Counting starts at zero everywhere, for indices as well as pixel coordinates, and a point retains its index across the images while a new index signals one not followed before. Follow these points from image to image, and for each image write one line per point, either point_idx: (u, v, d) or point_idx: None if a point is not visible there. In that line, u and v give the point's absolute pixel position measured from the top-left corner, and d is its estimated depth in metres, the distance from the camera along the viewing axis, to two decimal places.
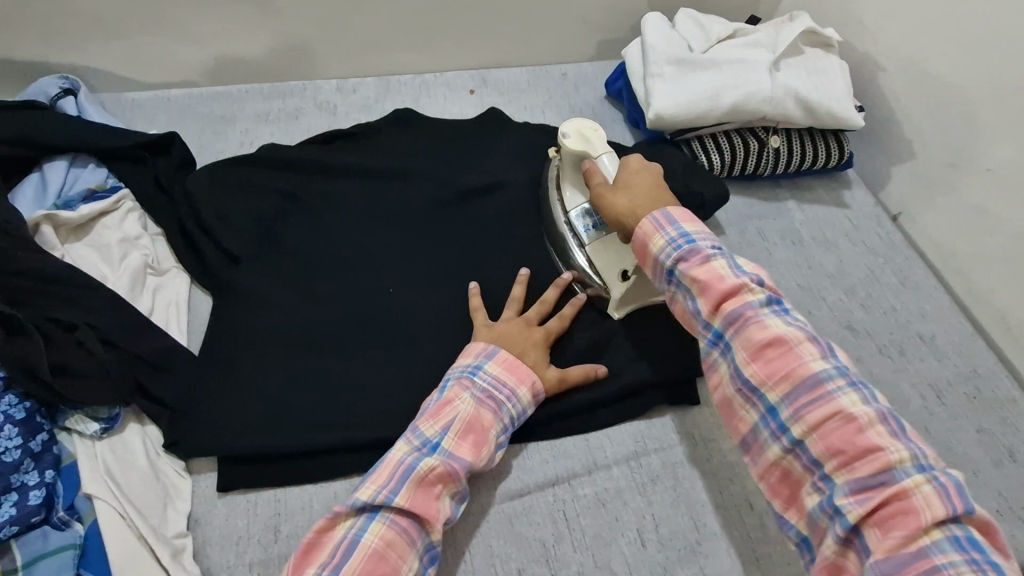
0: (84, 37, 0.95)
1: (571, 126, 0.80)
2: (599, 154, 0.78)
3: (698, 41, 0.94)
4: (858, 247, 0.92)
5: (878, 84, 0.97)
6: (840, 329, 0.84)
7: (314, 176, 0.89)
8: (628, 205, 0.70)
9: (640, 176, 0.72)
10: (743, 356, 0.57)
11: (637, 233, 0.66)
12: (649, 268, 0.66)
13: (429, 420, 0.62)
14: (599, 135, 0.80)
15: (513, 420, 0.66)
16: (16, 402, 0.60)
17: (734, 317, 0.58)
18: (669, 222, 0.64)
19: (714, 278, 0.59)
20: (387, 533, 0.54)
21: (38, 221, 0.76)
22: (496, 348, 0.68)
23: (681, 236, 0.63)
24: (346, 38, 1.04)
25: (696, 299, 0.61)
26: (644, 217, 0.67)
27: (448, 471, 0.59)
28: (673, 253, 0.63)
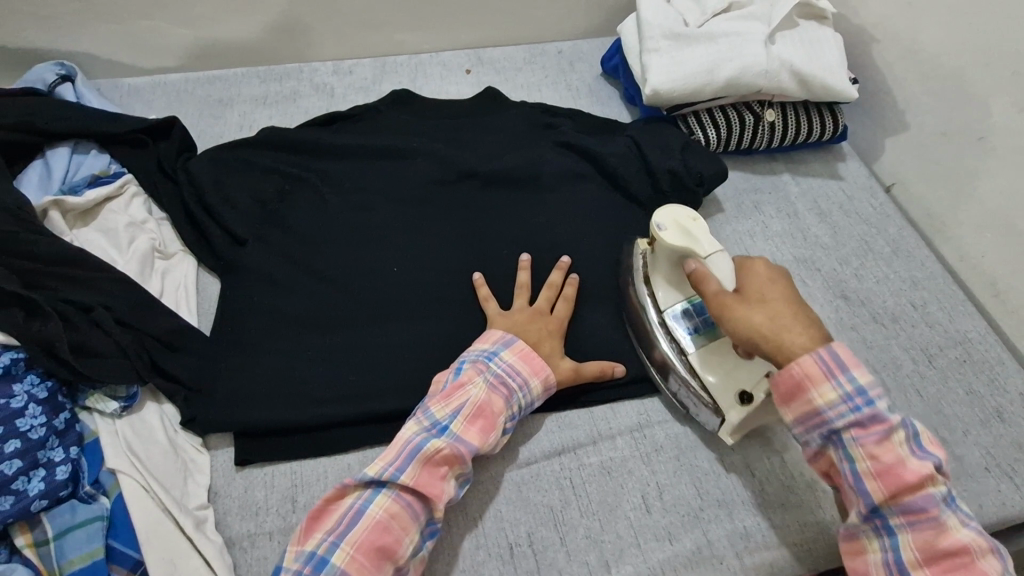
0: (78, 23, 0.95)
1: (667, 216, 0.72)
2: (707, 252, 0.68)
3: (694, 15, 0.94)
4: (852, 218, 0.94)
5: (872, 55, 0.98)
6: (835, 299, 0.86)
7: (314, 158, 0.90)
8: (768, 324, 0.59)
9: (774, 289, 0.62)
10: (913, 556, 0.53)
11: (797, 372, 0.57)
12: (795, 414, 0.58)
13: (440, 401, 0.64)
14: (699, 226, 0.71)
15: (522, 408, 0.68)
16: (38, 381, 0.61)
17: (914, 512, 0.54)
18: (843, 369, 0.56)
19: (895, 466, 0.54)
20: (391, 506, 0.57)
21: (46, 207, 0.76)
22: (513, 338, 0.70)
23: (858, 392, 0.55)
24: (341, 18, 1.04)
25: (865, 478, 0.55)
26: (804, 354, 0.57)
27: (456, 454, 0.61)
28: (848, 414, 0.55)
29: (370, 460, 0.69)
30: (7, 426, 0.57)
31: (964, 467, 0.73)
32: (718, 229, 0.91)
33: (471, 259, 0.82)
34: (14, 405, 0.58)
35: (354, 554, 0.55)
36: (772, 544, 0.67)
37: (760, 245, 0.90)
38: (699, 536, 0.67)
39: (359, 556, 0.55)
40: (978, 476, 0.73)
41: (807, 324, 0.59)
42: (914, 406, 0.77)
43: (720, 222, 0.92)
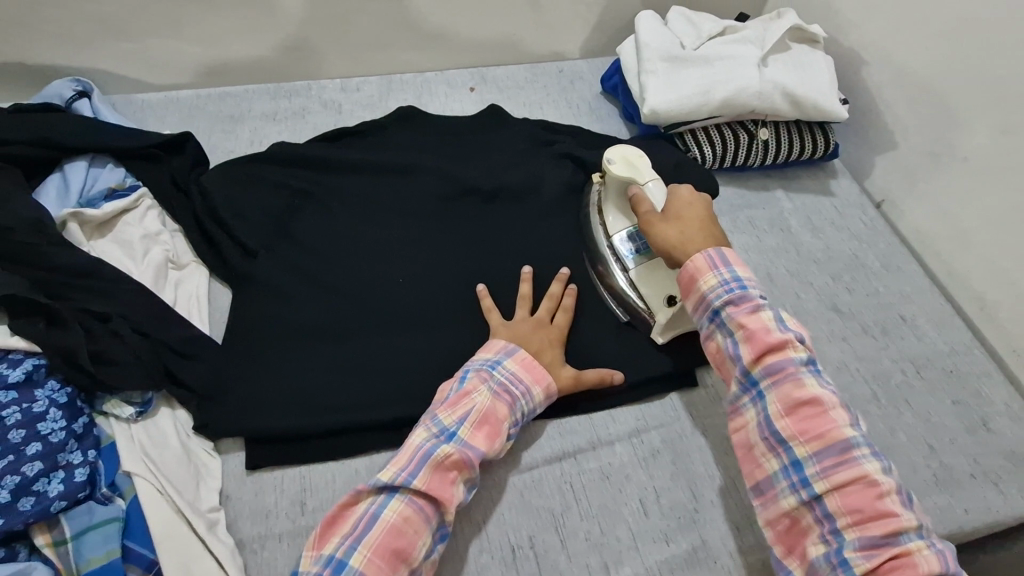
0: (96, 41, 0.98)
1: (616, 151, 0.82)
2: (646, 180, 0.80)
3: (690, 38, 0.97)
4: (843, 233, 0.97)
5: (862, 77, 1.01)
6: (826, 311, 0.88)
7: (323, 173, 0.93)
8: (677, 238, 0.72)
9: (690, 207, 0.75)
10: (778, 411, 0.61)
11: (688, 267, 0.69)
12: (692, 302, 0.69)
13: (447, 409, 0.66)
14: (645, 162, 0.82)
15: (525, 414, 0.70)
16: (58, 387, 0.64)
17: (774, 370, 0.62)
18: (723, 263, 0.68)
19: (762, 331, 0.63)
20: (404, 510, 0.59)
21: (66, 219, 0.79)
22: (515, 348, 0.72)
23: (734, 279, 0.67)
24: (350, 38, 1.07)
25: (740, 344, 0.64)
26: (697, 253, 0.69)
27: (465, 459, 0.63)
28: (724, 294, 0.66)
29: (376, 465, 0.71)
30: (28, 430, 0.60)
31: (952, 474, 0.76)
32: None
33: (474, 271, 0.85)
34: (36, 409, 0.61)
35: (371, 557, 0.56)
36: (766, 548, 0.69)
37: (754, 258, 0.93)
38: (696, 539, 0.69)
39: (376, 558, 0.56)
40: (965, 484, 0.75)
41: (710, 234, 0.72)
42: (903, 415, 0.80)
43: None
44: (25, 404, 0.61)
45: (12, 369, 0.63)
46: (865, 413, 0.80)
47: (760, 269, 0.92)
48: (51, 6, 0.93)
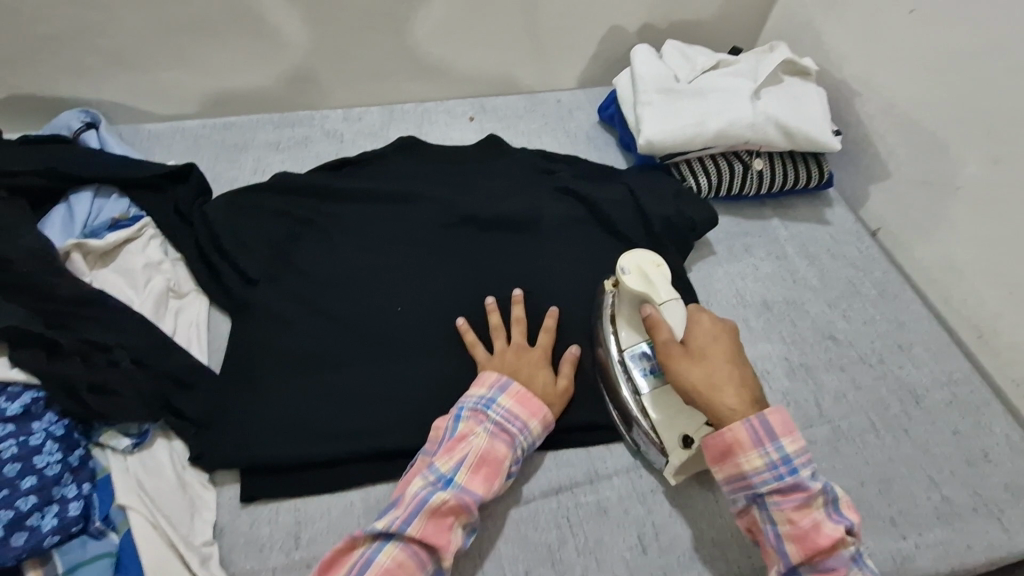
0: (104, 74, 1.01)
1: (632, 261, 0.73)
2: (663, 298, 0.70)
3: (684, 71, 0.99)
4: (839, 261, 0.98)
5: (855, 108, 1.03)
6: (824, 340, 0.89)
7: (324, 202, 0.94)
8: (704, 381, 0.64)
9: (716, 343, 0.66)
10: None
11: (725, 436, 0.62)
12: (725, 475, 0.63)
13: (444, 454, 0.65)
14: (662, 273, 0.73)
15: (523, 452, 0.70)
16: (55, 419, 0.64)
17: (821, 567, 0.58)
18: (771, 440, 0.61)
19: (810, 530, 0.59)
20: (399, 556, 0.58)
21: (69, 249, 0.80)
22: (509, 381, 0.71)
23: (783, 460, 0.60)
24: (352, 70, 1.09)
25: (784, 539, 0.60)
26: (737, 421, 0.62)
27: (461, 504, 0.62)
28: (770, 479, 0.61)
29: (372, 497, 0.71)
30: (24, 463, 0.60)
31: (952, 507, 0.75)
32: (711, 271, 0.95)
33: (473, 300, 0.86)
34: (33, 442, 0.61)
35: None
36: None
37: (751, 287, 0.94)
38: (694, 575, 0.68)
39: None
40: (967, 516, 0.74)
41: (740, 378, 0.65)
42: (902, 445, 0.80)
43: (712, 264, 0.96)
44: (22, 436, 0.61)
45: (11, 402, 0.63)
46: (864, 444, 0.79)
47: (756, 297, 0.92)
48: (62, 42, 0.95)
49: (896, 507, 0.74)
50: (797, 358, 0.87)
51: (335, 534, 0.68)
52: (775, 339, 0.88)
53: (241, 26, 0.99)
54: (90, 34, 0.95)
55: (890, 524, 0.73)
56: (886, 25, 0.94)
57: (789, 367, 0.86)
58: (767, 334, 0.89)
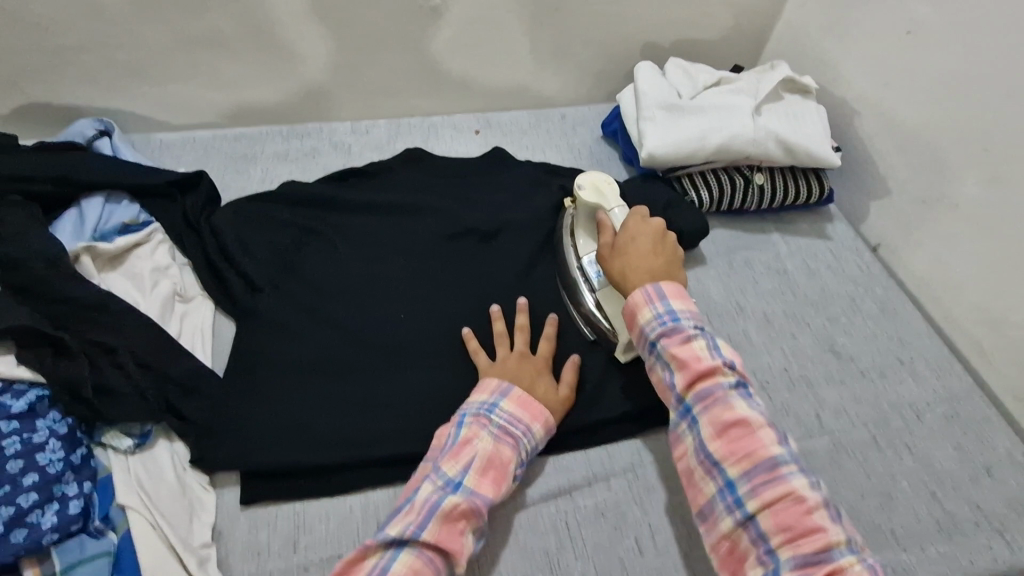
0: (120, 84, 1.03)
1: (587, 177, 0.85)
2: (611, 206, 0.83)
3: (686, 87, 1.01)
4: (839, 276, 0.99)
5: (855, 126, 1.05)
6: (824, 353, 0.89)
7: (330, 212, 0.96)
8: (622, 268, 0.74)
9: (641, 234, 0.76)
10: (710, 432, 0.61)
11: (627, 300, 0.70)
12: (630, 337, 0.70)
13: (450, 459, 0.65)
14: (614, 188, 0.84)
15: (527, 454, 0.70)
16: (59, 418, 0.64)
17: (705, 396, 0.63)
18: (658, 297, 0.68)
19: (692, 358, 0.64)
20: (414, 564, 0.57)
21: (79, 252, 0.81)
22: (510, 387, 0.72)
23: (670, 312, 0.67)
24: (361, 84, 1.12)
25: (673, 375, 0.65)
26: (636, 288, 0.70)
27: (472, 508, 0.62)
28: (659, 327, 0.67)
29: (371, 503, 0.71)
30: (26, 460, 0.60)
31: (954, 523, 0.74)
32: (711, 283, 0.95)
33: (474, 309, 0.86)
34: (36, 440, 0.61)
35: None
36: None
37: (751, 300, 0.94)
38: None
39: None
40: (969, 533, 0.74)
41: (651, 264, 0.73)
42: (903, 460, 0.79)
43: (713, 277, 0.96)
44: (25, 433, 0.61)
45: (16, 400, 0.63)
46: (865, 457, 0.79)
47: (757, 310, 0.93)
48: (81, 53, 0.98)
49: (898, 522, 0.74)
50: (797, 371, 0.87)
51: (333, 539, 0.68)
52: (776, 351, 0.88)
53: (255, 40, 1.01)
54: (107, 46, 0.98)
55: (892, 539, 0.73)
56: (885, 46, 0.96)
57: (789, 379, 0.86)
58: (768, 346, 0.89)
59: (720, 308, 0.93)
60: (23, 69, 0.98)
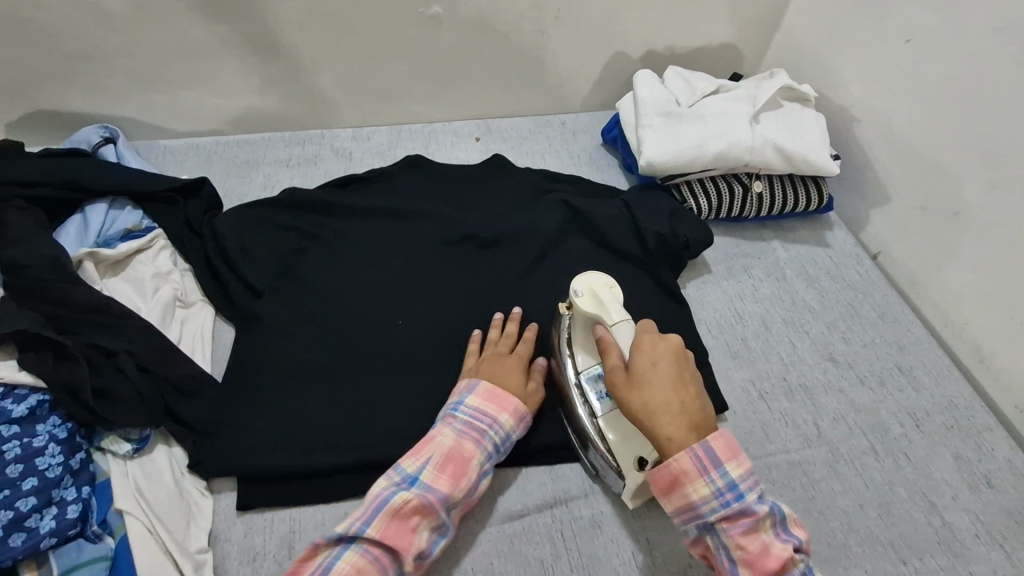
0: (124, 91, 1.04)
1: (583, 283, 0.75)
2: (614, 319, 0.71)
3: (685, 95, 1.01)
4: (838, 283, 0.98)
5: (854, 134, 1.05)
6: (823, 361, 0.89)
7: (331, 218, 0.96)
8: (643, 404, 0.63)
9: (659, 358, 0.65)
10: (732, 555, 0.58)
11: (672, 469, 0.60)
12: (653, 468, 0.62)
13: (411, 456, 0.66)
14: (614, 295, 0.74)
15: (496, 450, 0.70)
16: (59, 422, 0.65)
17: (727, 525, 0.59)
18: (715, 467, 0.59)
19: (760, 552, 0.57)
20: (358, 561, 0.58)
21: (82, 257, 0.82)
22: (477, 381, 0.73)
23: (730, 486, 0.59)
24: (362, 92, 1.13)
25: (695, 499, 0.60)
26: (681, 452, 0.60)
27: (425, 504, 0.62)
28: (718, 508, 0.59)
29: None
30: (26, 464, 0.60)
31: (953, 533, 0.74)
32: (710, 291, 0.95)
33: (473, 315, 0.87)
34: (36, 444, 0.62)
35: None
36: None
37: (750, 307, 0.94)
38: None
39: None
40: (969, 543, 0.73)
41: (682, 406, 0.62)
42: (902, 469, 0.79)
43: (711, 283, 0.96)
44: (26, 438, 0.62)
45: (17, 404, 0.64)
46: (863, 466, 0.79)
47: (756, 317, 0.93)
48: (87, 61, 0.99)
49: (896, 531, 0.73)
50: (795, 379, 0.86)
51: None
52: (774, 359, 0.88)
53: (257, 48, 1.02)
54: (111, 54, 0.99)
55: (890, 548, 0.72)
56: (884, 54, 0.97)
57: (787, 387, 0.85)
58: (766, 354, 0.89)
59: (718, 315, 0.93)
60: (30, 77, 0.99)
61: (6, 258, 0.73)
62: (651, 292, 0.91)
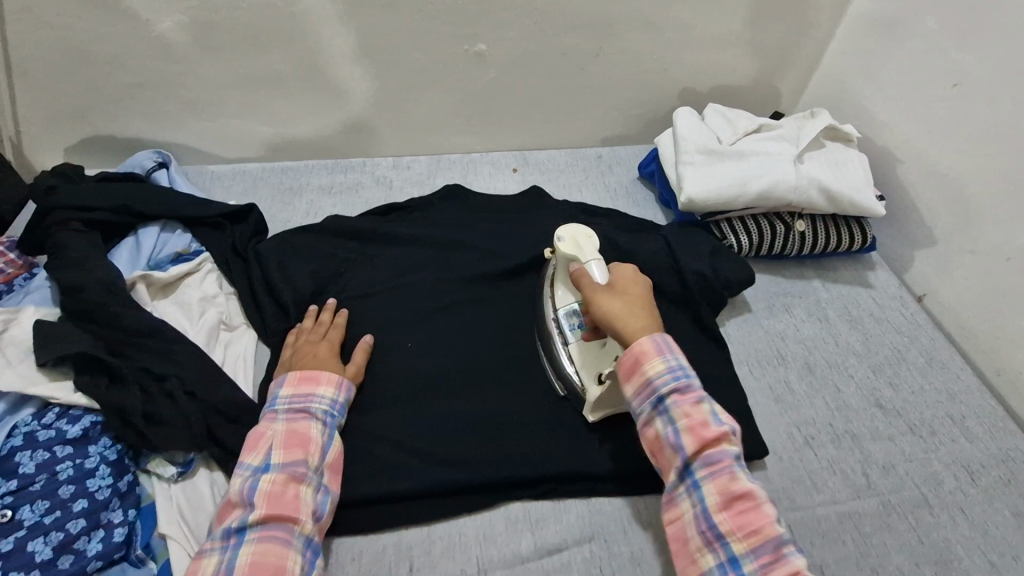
0: (178, 118, 1.09)
1: (567, 230, 0.81)
2: (589, 259, 0.78)
3: (726, 133, 1.01)
4: (884, 326, 0.97)
5: (897, 174, 1.04)
6: (869, 407, 0.86)
7: (372, 245, 0.98)
8: (619, 311, 0.71)
9: (632, 287, 0.74)
10: (714, 502, 0.62)
11: (634, 350, 0.68)
12: (633, 387, 0.68)
13: (252, 452, 0.68)
14: (592, 242, 0.80)
15: (330, 414, 0.74)
16: (109, 444, 0.66)
17: (711, 461, 0.63)
18: (667, 349, 0.67)
19: (699, 423, 0.64)
20: (256, 546, 0.61)
21: (135, 280, 0.85)
22: (284, 377, 0.76)
23: (680, 367, 0.67)
24: (404, 123, 1.15)
25: (681, 434, 0.64)
26: (642, 337, 0.68)
27: (291, 474, 0.66)
28: (670, 383, 0.66)
29: (405, 544, 0.72)
30: (77, 485, 0.61)
31: None
32: (749, 330, 0.94)
33: (511, 348, 0.88)
34: (87, 465, 0.63)
35: None
36: None
37: (792, 348, 0.92)
38: None
39: None
40: None
41: (649, 316, 0.71)
42: (959, 525, 0.76)
43: (751, 323, 0.95)
44: (78, 459, 0.63)
45: (71, 425, 0.65)
46: (917, 520, 0.76)
47: (798, 359, 0.91)
48: (146, 89, 1.03)
49: None
50: (842, 425, 0.84)
51: None
52: (819, 403, 0.86)
53: (306, 80, 1.06)
54: (167, 83, 1.03)
55: None
56: (930, 96, 0.96)
57: (834, 434, 0.83)
58: (810, 398, 0.87)
59: (760, 356, 0.91)
60: (92, 104, 1.04)
61: (66, 280, 0.76)
62: (691, 330, 0.91)
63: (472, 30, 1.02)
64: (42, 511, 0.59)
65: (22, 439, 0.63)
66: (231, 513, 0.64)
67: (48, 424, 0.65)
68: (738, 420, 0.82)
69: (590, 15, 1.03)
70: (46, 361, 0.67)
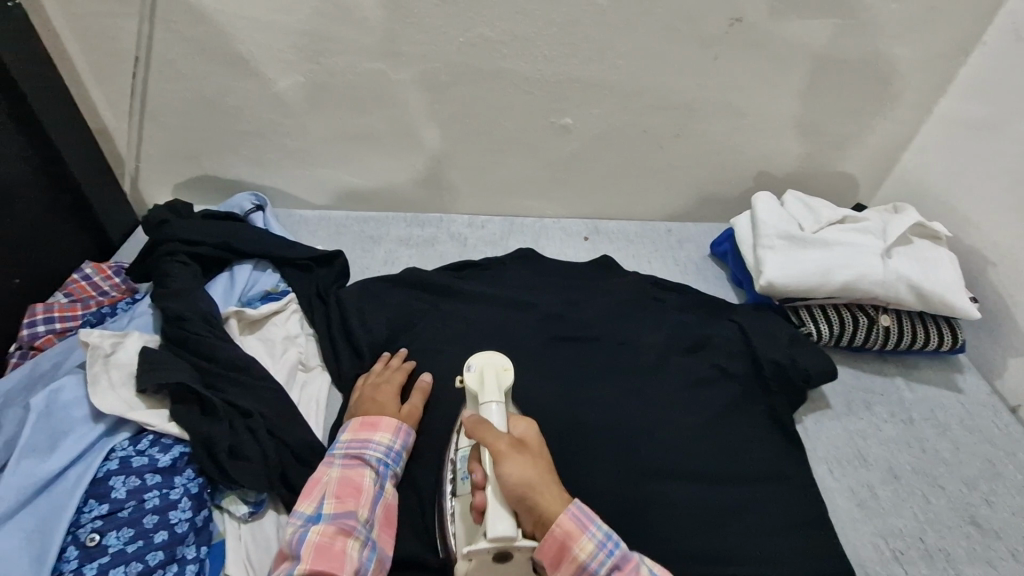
0: (279, 165, 1.17)
1: (479, 358, 0.70)
2: (491, 401, 0.67)
3: (808, 221, 1.01)
4: (975, 435, 0.91)
5: (989, 277, 1.00)
6: (964, 524, 0.80)
7: (445, 300, 1.00)
8: (529, 485, 0.61)
9: (532, 447, 0.66)
10: None
11: (556, 532, 0.61)
12: (565, 575, 0.62)
13: (306, 501, 0.69)
14: (504, 377, 0.69)
15: (384, 464, 0.73)
16: (192, 476, 0.68)
17: None
18: (592, 521, 0.63)
19: None
20: None
21: (230, 314, 0.90)
22: (348, 422, 0.77)
23: (607, 538, 0.63)
24: (484, 186, 1.20)
25: None
26: (560, 512, 0.62)
27: (340, 526, 0.65)
28: (606, 560, 0.62)
29: None
30: (161, 516, 0.63)
31: None
32: (827, 424, 0.90)
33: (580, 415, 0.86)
34: (171, 496, 0.65)
35: None
36: None
37: (874, 449, 0.88)
38: None
39: None
40: None
41: (555, 480, 0.64)
42: None
43: (829, 417, 0.91)
44: (164, 489, 0.65)
45: (163, 453, 0.68)
46: None
47: (881, 462, 0.86)
48: (256, 138, 1.12)
49: None
50: (933, 541, 0.79)
51: None
52: (908, 514, 0.81)
53: (399, 138, 1.12)
54: (276, 134, 1.11)
55: None
56: None
57: (925, 551, 0.78)
58: (896, 506, 0.82)
59: (839, 454, 0.87)
60: (207, 148, 1.13)
61: (171, 310, 0.81)
62: (764, 418, 0.88)
63: (561, 106, 1.07)
64: (126, 539, 0.61)
65: (116, 463, 0.66)
66: (283, 563, 0.64)
67: (142, 450, 0.68)
68: (817, 524, 0.78)
69: (675, 99, 1.07)
70: (146, 387, 0.70)
